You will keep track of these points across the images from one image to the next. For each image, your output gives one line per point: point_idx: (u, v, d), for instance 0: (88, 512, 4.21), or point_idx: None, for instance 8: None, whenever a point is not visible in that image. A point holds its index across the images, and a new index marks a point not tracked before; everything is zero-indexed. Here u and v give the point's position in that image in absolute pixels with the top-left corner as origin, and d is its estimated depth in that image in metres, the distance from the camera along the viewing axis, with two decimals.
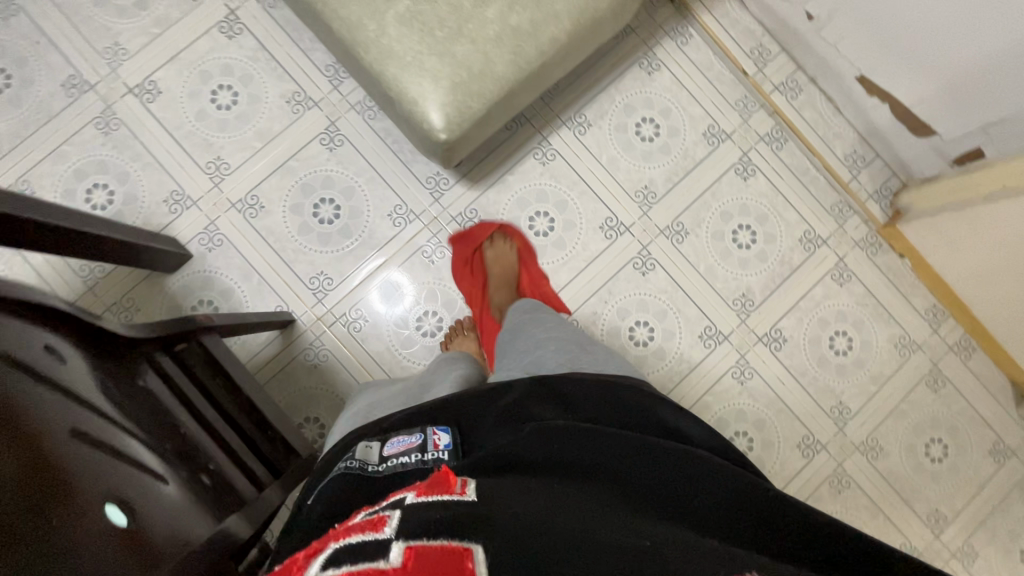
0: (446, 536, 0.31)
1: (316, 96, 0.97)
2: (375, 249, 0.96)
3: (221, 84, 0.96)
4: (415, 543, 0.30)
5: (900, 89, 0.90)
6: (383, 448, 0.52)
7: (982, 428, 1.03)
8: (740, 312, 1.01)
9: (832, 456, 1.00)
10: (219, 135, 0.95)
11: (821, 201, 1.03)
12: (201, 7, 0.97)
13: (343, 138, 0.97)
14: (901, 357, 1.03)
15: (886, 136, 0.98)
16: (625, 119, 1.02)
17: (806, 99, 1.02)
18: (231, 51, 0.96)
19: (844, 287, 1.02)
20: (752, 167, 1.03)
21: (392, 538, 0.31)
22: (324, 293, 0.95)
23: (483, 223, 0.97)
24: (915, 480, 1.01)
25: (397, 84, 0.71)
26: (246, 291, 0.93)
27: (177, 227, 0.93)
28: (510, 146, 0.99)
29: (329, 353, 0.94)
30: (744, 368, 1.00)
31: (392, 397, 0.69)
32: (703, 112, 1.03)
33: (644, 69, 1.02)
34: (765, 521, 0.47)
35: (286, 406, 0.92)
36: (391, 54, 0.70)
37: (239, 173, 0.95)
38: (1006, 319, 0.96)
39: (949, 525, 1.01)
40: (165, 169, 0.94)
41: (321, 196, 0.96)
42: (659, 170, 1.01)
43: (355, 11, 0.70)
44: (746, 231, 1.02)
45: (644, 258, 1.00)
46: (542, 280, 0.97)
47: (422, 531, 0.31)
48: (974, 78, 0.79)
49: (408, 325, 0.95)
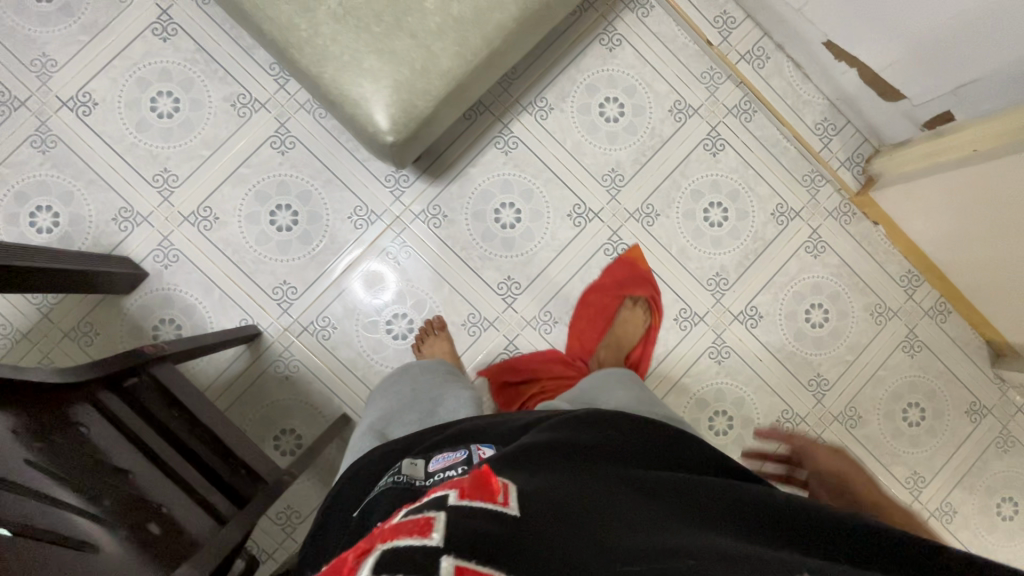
0: (489, 563, 0.30)
1: (262, 97, 0.92)
2: (338, 254, 0.93)
3: (161, 90, 0.91)
4: (463, 565, 0.29)
5: (867, 53, 0.86)
6: (428, 464, 0.54)
7: (959, 390, 1.04)
8: (714, 292, 0.99)
9: (812, 428, 1.01)
10: (164, 145, 0.91)
11: (792, 173, 1.01)
12: (130, 8, 0.91)
13: (295, 140, 0.93)
14: (878, 326, 1.02)
15: (856, 102, 0.95)
16: (588, 100, 0.98)
17: (774, 67, 0.99)
18: (167, 55, 0.91)
19: (818, 259, 1.01)
20: (721, 141, 1.00)
21: (443, 550, 0.29)
22: (289, 302, 0.93)
23: (640, 280, 0.96)
24: (893, 445, 1.02)
25: (337, 86, 0.67)
26: (208, 306, 0.91)
27: (130, 245, 0.90)
28: (471, 137, 0.95)
29: (300, 363, 0.92)
30: (721, 348, 0.99)
31: (406, 408, 0.71)
32: (668, 87, 0.99)
33: (605, 45, 0.98)
34: (783, 526, 0.46)
35: (261, 420, 0.91)
36: (328, 55, 0.66)
37: (188, 185, 0.91)
38: (994, 289, 0.94)
39: (928, 486, 1.03)
40: (110, 185, 0.90)
41: (277, 203, 0.92)
42: (625, 152, 0.98)
43: (285, 10, 0.66)
44: (717, 208, 1.00)
45: (615, 243, 0.98)
46: (645, 354, 0.96)
47: (468, 547, 0.30)
48: (942, 39, 0.76)
49: (378, 329, 0.94)
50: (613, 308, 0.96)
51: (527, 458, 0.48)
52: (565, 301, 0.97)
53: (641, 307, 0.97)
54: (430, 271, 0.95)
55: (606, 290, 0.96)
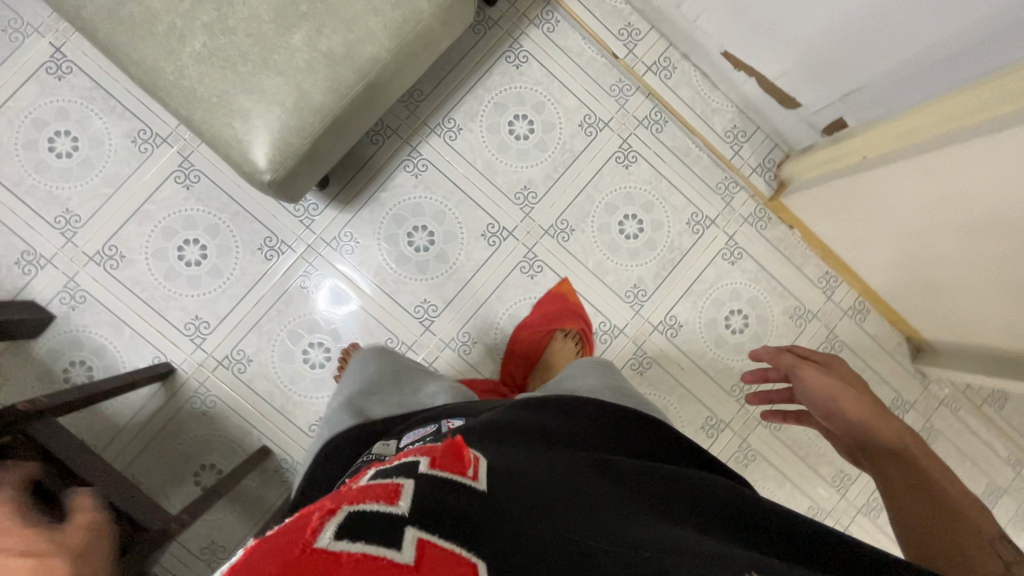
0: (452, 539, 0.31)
1: (164, 132, 0.92)
2: (249, 286, 0.93)
3: (59, 130, 0.90)
4: (425, 537, 0.29)
5: (762, 63, 0.87)
6: (400, 440, 0.58)
7: (882, 387, 1.05)
8: (633, 304, 1.00)
9: (737, 433, 1.02)
10: (64, 185, 0.90)
11: (705, 181, 1.01)
12: (22, 48, 0.90)
13: (199, 174, 0.92)
14: (798, 328, 1.03)
15: (761, 109, 0.96)
16: (497, 118, 0.98)
17: (682, 77, 0.99)
18: (63, 93, 0.90)
19: (735, 265, 1.02)
20: (633, 153, 1.00)
21: (405, 517, 0.30)
22: (202, 337, 0.92)
23: (568, 312, 0.95)
24: (819, 445, 1.03)
25: (208, 127, 0.67)
26: (118, 345, 0.90)
27: (34, 288, 0.89)
28: (379, 162, 0.95)
29: (217, 397, 0.92)
30: (642, 358, 1.00)
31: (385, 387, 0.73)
32: (577, 102, 0.99)
33: (512, 63, 0.98)
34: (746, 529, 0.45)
35: (180, 456, 0.91)
36: (195, 97, 0.66)
37: (92, 224, 0.90)
38: (911, 294, 0.95)
39: (855, 483, 1.04)
40: (11, 228, 0.89)
41: (184, 238, 0.92)
42: (537, 168, 0.98)
43: (149, 54, 0.65)
44: (632, 220, 1.00)
45: (531, 261, 0.98)
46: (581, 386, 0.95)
47: (431, 523, 0.31)
48: (824, 49, 0.76)
49: (295, 359, 0.94)
50: (544, 342, 0.95)
51: (497, 442, 0.47)
52: (484, 321, 0.97)
53: (573, 339, 0.95)
54: (346, 298, 0.95)
55: (536, 325, 0.95)
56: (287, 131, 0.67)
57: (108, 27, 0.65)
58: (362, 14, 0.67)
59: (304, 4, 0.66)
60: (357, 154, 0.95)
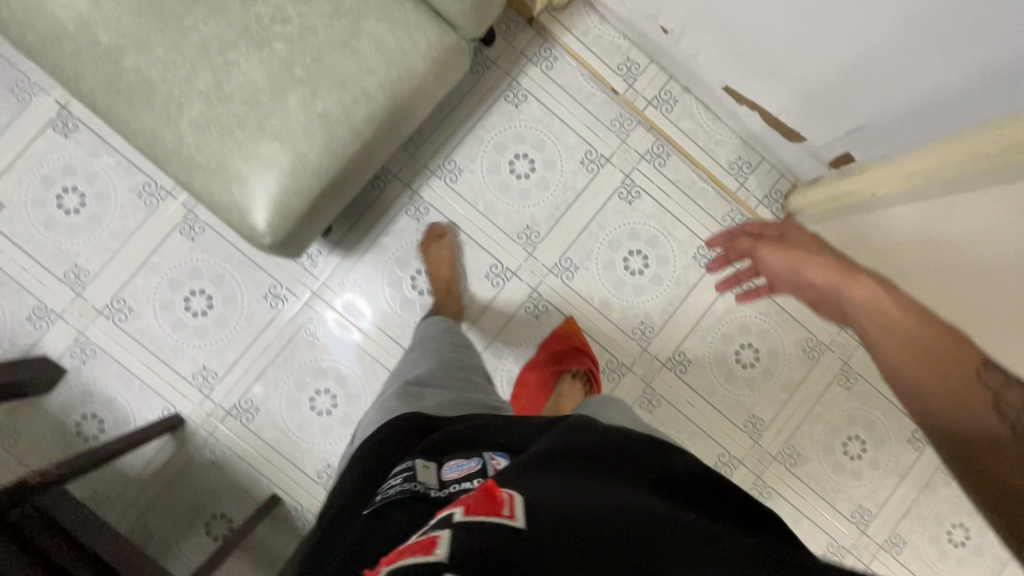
0: None
1: (168, 185, 0.93)
2: (256, 334, 0.94)
3: (66, 186, 0.92)
4: None
5: (764, 98, 0.85)
6: (441, 471, 0.47)
7: (901, 418, 1.02)
8: (640, 340, 0.99)
9: (751, 469, 1.00)
10: (73, 241, 0.92)
11: (710, 213, 0.99)
12: (30, 108, 0.91)
13: (204, 225, 0.93)
14: (811, 361, 1.01)
15: (765, 140, 0.94)
16: (497, 158, 0.97)
17: (683, 109, 0.98)
18: (70, 150, 0.92)
19: (744, 298, 1.00)
20: (636, 188, 0.99)
21: (441, 564, 0.28)
22: (210, 387, 0.93)
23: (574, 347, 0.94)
24: (837, 479, 1.01)
25: (208, 193, 0.67)
26: (129, 397, 0.91)
27: (46, 343, 0.91)
28: (381, 207, 0.95)
29: (226, 447, 0.93)
30: (651, 395, 0.99)
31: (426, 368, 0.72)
32: (578, 138, 0.98)
33: (512, 102, 0.98)
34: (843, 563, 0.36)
35: (191, 506, 0.92)
36: (194, 165, 0.66)
37: (100, 278, 0.92)
38: None
39: (876, 517, 1.01)
40: (22, 285, 0.91)
41: (190, 288, 0.93)
42: (539, 207, 0.98)
43: (147, 123, 0.66)
44: (637, 255, 0.99)
45: (535, 300, 0.97)
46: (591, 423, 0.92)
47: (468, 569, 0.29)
48: (828, 87, 0.75)
49: (302, 406, 0.94)
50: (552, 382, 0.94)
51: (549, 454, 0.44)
52: (490, 361, 0.97)
53: (579, 378, 0.93)
54: (351, 343, 0.95)
55: (543, 362, 0.95)
56: (285, 193, 0.67)
57: (107, 97, 0.66)
58: (356, 75, 0.67)
59: (298, 68, 0.66)
60: (359, 200, 0.95)
